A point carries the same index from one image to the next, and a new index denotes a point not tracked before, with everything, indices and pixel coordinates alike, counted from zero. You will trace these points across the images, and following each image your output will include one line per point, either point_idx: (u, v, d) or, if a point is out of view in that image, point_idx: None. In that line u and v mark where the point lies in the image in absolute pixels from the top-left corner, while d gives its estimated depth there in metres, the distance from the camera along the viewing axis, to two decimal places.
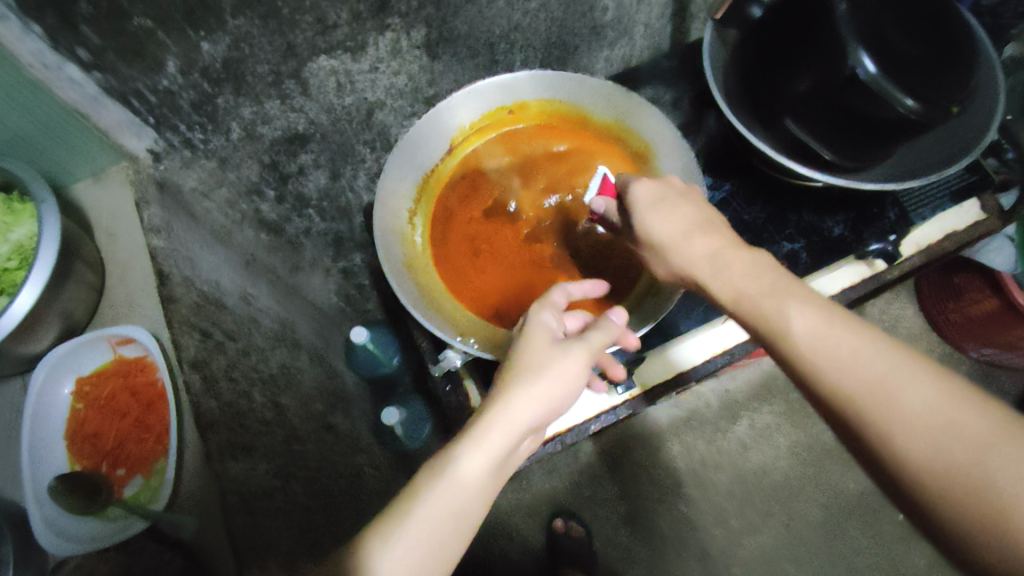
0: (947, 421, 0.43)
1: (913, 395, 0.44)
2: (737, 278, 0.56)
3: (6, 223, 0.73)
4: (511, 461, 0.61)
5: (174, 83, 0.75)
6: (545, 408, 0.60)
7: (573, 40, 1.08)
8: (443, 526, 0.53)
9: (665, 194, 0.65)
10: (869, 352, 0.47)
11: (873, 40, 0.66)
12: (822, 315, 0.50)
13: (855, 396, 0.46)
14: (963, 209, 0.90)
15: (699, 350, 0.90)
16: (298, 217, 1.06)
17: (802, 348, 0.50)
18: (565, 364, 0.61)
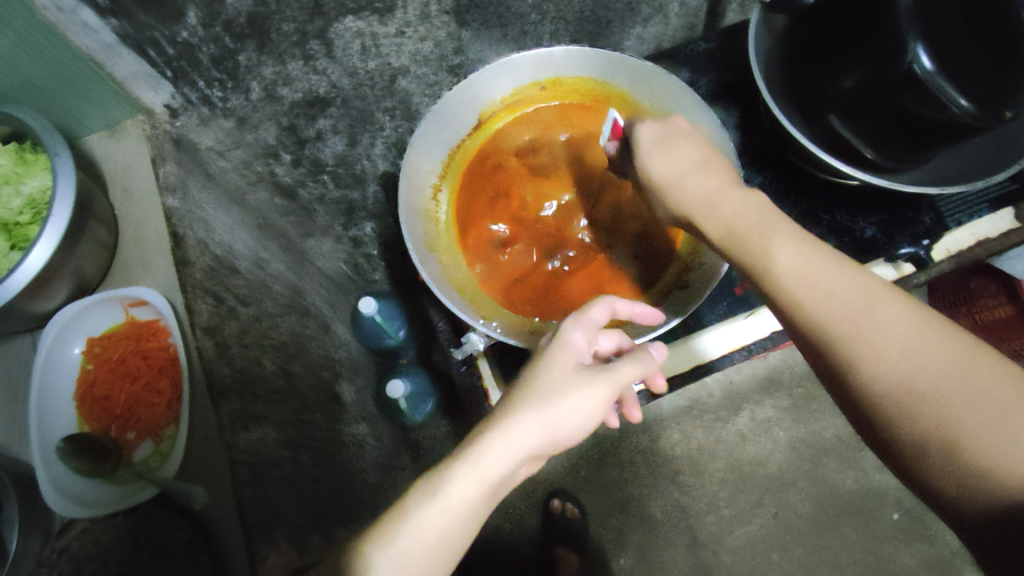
0: (921, 355, 0.44)
1: (892, 332, 0.46)
2: (730, 214, 0.56)
3: (18, 174, 0.71)
4: (508, 483, 0.58)
5: (195, 35, 0.72)
6: (556, 439, 0.55)
7: (607, 14, 1.04)
8: (427, 553, 0.52)
9: (669, 132, 0.63)
10: (853, 291, 0.48)
11: (932, 34, 0.63)
12: (811, 252, 0.51)
13: (836, 332, 0.47)
14: (999, 216, 0.89)
15: (718, 344, 0.89)
16: (312, 182, 1.00)
17: (786, 285, 0.50)
18: (585, 397, 0.55)
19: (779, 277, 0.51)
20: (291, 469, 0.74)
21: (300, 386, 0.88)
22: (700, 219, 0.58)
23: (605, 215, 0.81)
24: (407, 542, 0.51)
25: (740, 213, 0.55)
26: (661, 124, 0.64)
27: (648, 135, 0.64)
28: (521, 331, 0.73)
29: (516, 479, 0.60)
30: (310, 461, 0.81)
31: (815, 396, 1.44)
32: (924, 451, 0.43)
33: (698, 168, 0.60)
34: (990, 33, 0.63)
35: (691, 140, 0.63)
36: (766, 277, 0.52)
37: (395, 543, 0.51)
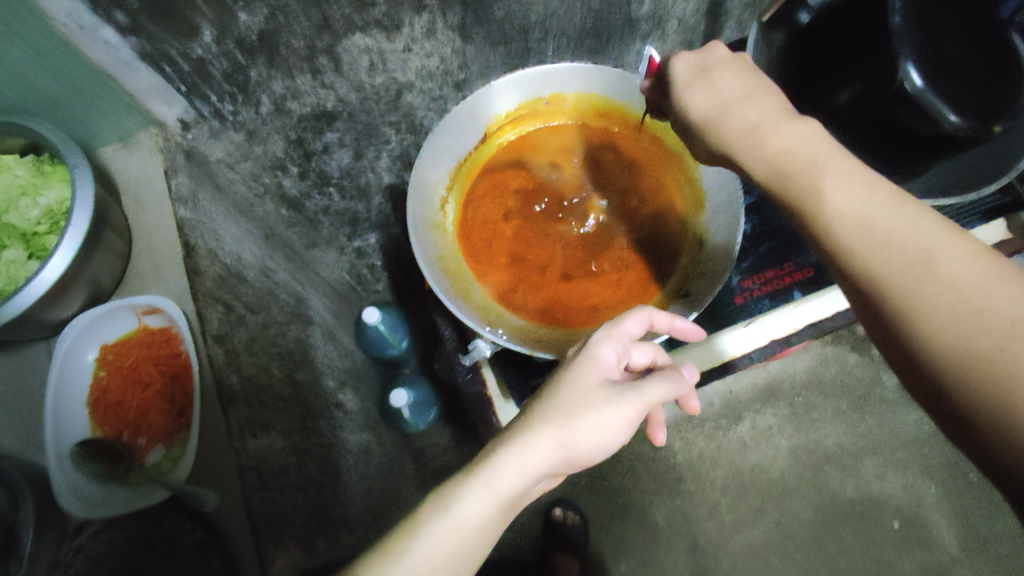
0: (975, 302, 0.45)
1: (947, 278, 0.46)
2: (781, 149, 0.55)
3: (37, 185, 0.73)
4: (525, 498, 0.58)
5: (208, 51, 0.74)
6: (577, 453, 0.56)
7: (607, 30, 1.06)
8: (438, 568, 0.52)
9: (712, 63, 0.61)
10: (907, 236, 0.48)
11: (919, 52, 0.65)
12: (865, 193, 0.51)
13: (891, 277, 0.48)
14: (991, 226, 0.91)
15: (731, 345, 0.88)
16: (318, 194, 1.05)
17: (840, 226, 0.51)
18: (608, 414, 0.56)
19: (831, 217, 0.51)
20: (297, 475, 0.77)
21: (305, 392, 0.89)
22: (748, 153, 0.57)
23: (607, 227, 0.84)
24: (423, 550, 0.52)
25: (789, 149, 0.55)
26: (701, 56, 0.62)
27: (687, 70, 0.62)
28: (526, 338, 0.74)
29: (537, 492, 0.61)
30: (316, 467, 0.83)
31: (815, 405, 1.45)
32: (970, 397, 0.43)
33: (742, 99, 0.59)
34: (983, 46, 0.68)
35: (735, 70, 0.61)
36: (816, 216, 0.52)
37: (413, 549, 0.52)
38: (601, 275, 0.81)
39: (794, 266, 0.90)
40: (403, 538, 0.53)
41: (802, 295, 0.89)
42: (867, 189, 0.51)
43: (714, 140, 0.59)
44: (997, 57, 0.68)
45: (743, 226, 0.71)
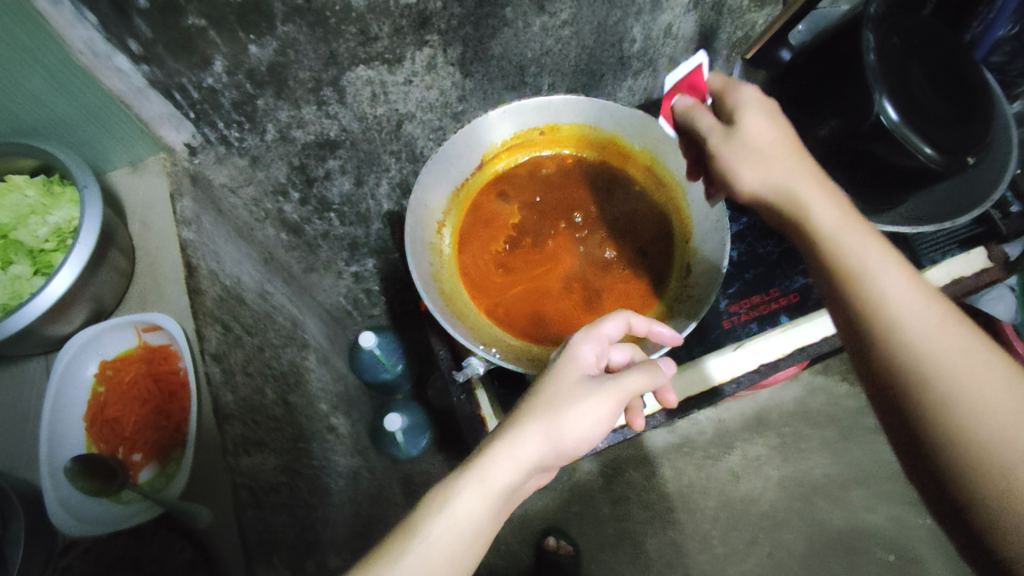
0: (993, 386, 0.47)
1: (981, 374, 0.48)
2: (833, 220, 0.55)
3: (46, 205, 0.75)
4: (516, 498, 0.59)
5: (219, 81, 0.78)
6: (561, 448, 0.58)
7: (600, 68, 1.11)
8: (436, 570, 0.52)
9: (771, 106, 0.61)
10: (947, 325, 0.50)
11: (896, 89, 0.67)
12: (910, 277, 0.52)
13: (930, 361, 0.49)
14: (971, 255, 0.94)
15: (718, 372, 0.89)
16: (318, 220, 1.07)
17: (887, 303, 0.51)
18: (587, 405, 0.58)
19: (878, 291, 0.52)
20: (288, 495, 0.77)
21: (298, 414, 0.90)
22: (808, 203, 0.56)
23: (599, 252, 0.86)
24: (422, 556, 0.52)
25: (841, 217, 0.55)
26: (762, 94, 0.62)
27: (753, 99, 0.61)
28: (519, 357, 0.76)
29: (523, 493, 0.62)
30: (306, 488, 0.83)
31: (805, 434, 1.46)
32: (979, 485, 0.46)
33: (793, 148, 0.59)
34: (957, 84, 0.72)
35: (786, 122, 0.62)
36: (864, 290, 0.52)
37: (415, 557, 0.52)
38: (594, 295, 0.84)
39: (779, 292, 0.93)
40: (400, 547, 0.53)
41: (789, 318, 0.92)
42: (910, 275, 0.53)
43: (764, 178, 0.58)
44: (971, 94, 0.72)
45: (728, 250, 0.74)
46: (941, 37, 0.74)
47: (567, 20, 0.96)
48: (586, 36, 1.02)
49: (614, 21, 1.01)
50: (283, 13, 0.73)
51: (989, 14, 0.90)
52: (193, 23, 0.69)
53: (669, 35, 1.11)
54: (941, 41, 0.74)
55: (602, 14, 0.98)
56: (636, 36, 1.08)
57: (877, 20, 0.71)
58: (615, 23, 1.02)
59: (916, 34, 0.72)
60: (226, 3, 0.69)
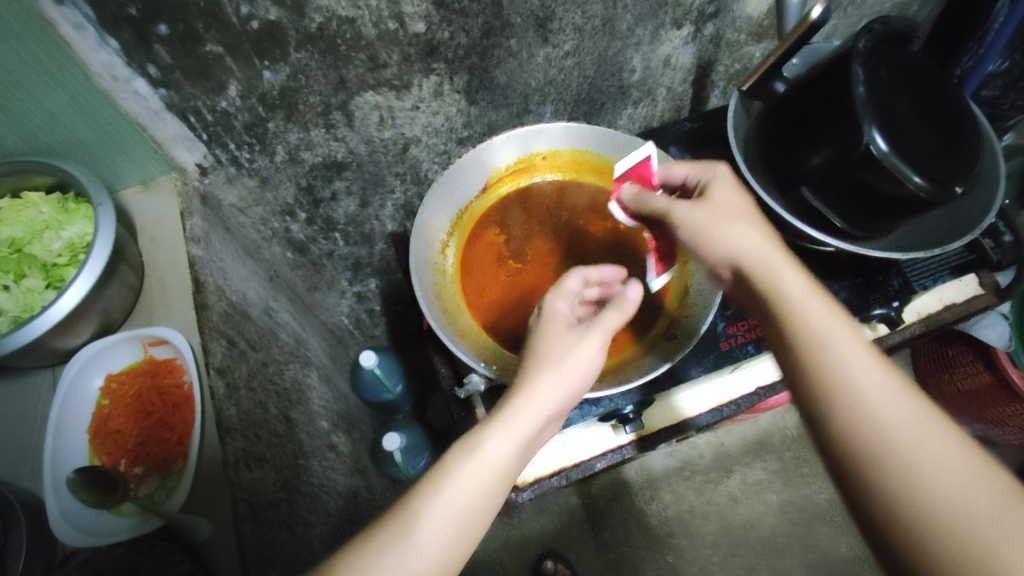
0: (946, 460, 0.47)
1: (935, 452, 0.48)
2: (798, 290, 0.58)
3: (60, 221, 0.76)
4: (535, 444, 0.64)
5: (232, 104, 0.81)
6: (567, 390, 0.64)
7: (601, 97, 1.14)
8: (470, 507, 0.56)
9: (741, 185, 0.69)
10: (905, 401, 0.51)
11: (884, 120, 0.70)
12: (863, 348, 0.54)
13: (886, 436, 0.49)
14: (964, 282, 0.97)
15: (690, 404, 0.93)
16: (323, 239, 1.10)
17: (848, 375, 0.52)
18: (582, 347, 0.66)
19: (839, 360, 0.53)
20: (286, 512, 0.78)
21: (299, 431, 0.90)
22: (768, 271, 0.60)
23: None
24: (448, 503, 0.55)
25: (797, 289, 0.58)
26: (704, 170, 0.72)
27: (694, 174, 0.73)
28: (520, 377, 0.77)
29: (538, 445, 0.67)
30: (305, 506, 0.83)
31: (804, 459, 1.46)
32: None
33: (737, 217, 0.65)
34: (945, 114, 0.75)
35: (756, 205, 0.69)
36: (818, 357, 0.54)
37: (442, 502, 0.55)
38: None
39: None
40: (420, 497, 0.56)
41: None
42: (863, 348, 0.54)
43: (716, 243, 0.64)
44: (958, 122, 0.74)
45: None
46: (929, 73, 0.77)
47: (569, 51, 1.00)
48: (587, 66, 1.05)
49: (615, 51, 1.05)
50: (296, 40, 0.76)
51: (979, 50, 0.96)
52: (211, 49, 0.73)
53: (668, 66, 1.15)
54: (928, 77, 0.77)
55: (603, 45, 1.02)
56: (636, 67, 1.11)
57: (866, 55, 0.74)
58: (615, 54, 1.05)
59: (904, 68, 0.76)
60: (242, 30, 0.72)
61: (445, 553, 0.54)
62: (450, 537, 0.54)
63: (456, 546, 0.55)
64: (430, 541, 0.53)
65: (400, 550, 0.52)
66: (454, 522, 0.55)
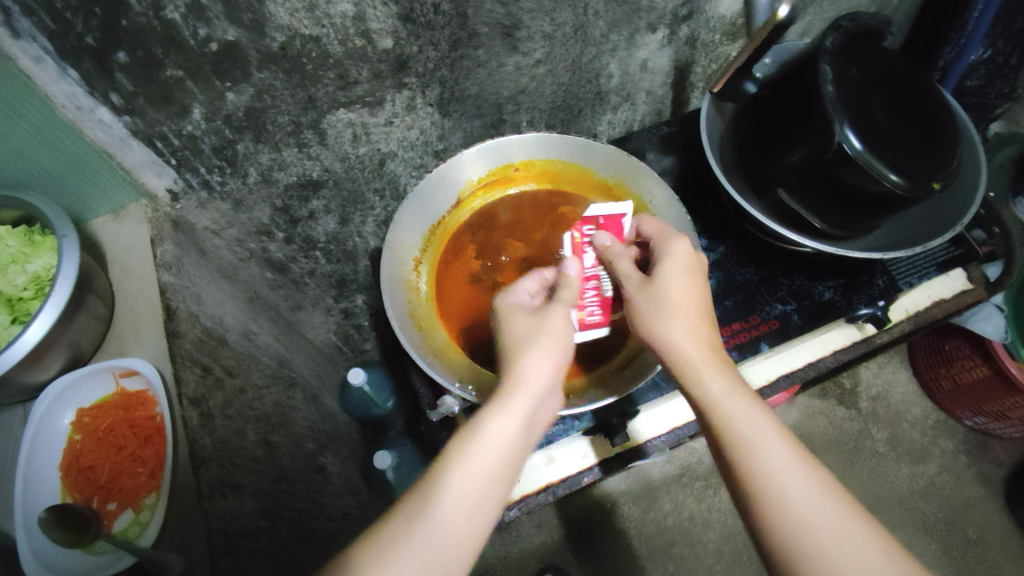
0: (867, 561, 0.51)
1: (858, 553, 0.51)
2: (722, 392, 0.60)
3: (26, 254, 0.76)
4: (540, 425, 0.65)
5: (198, 128, 0.79)
6: (555, 364, 0.65)
7: (578, 103, 1.13)
8: (479, 488, 0.57)
9: (694, 269, 0.69)
10: (829, 504, 0.54)
11: (857, 119, 0.68)
12: (790, 447, 0.57)
13: (813, 540, 0.52)
14: (950, 277, 0.94)
15: (648, 429, 0.90)
16: (304, 258, 1.08)
17: (774, 479, 0.55)
18: (552, 323, 0.68)
19: (765, 463, 0.56)
20: (267, 540, 0.75)
21: (282, 455, 0.89)
22: (697, 371, 0.62)
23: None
24: (464, 484, 0.57)
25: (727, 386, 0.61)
26: (666, 238, 0.72)
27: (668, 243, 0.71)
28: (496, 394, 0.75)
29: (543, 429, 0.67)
30: (288, 532, 0.82)
31: None
32: None
33: (682, 301, 0.66)
34: (919, 108, 0.74)
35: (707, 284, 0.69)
36: (748, 458, 0.57)
37: (459, 483, 0.57)
38: None
39: (759, 319, 0.88)
40: (441, 480, 0.57)
41: (769, 346, 0.87)
42: (791, 449, 0.57)
43: (654, 328, 0.65)
44: (932, 115, 0.73)
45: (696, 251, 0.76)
46: (902, 68, 0.76)
47: (541, 59, 0.98)
48: (561, 73, 1.04)
49: (589, 58, 1.04)
50: (258, 60, 0.75)
51: (960, 40, 0.95)
52: (172, 74, 0.71)
53: (646, 70, 1.13)
54: (901, 73, 0.75)
55: (576, 52, 1.01)
56: (613, 72, 1.10)
57: (835, 53, 0.73)
58: (591, 60, 1.04)
59: (875, 64, 0.74)
60: (202, 53, 0.71)
61: (460, 534, 0.56)
62: (465, 516, 0.56)
63: (470, 525, 0.56)
64: (446, 529, 0.55)
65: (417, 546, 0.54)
66: (470, 503, 0.57)
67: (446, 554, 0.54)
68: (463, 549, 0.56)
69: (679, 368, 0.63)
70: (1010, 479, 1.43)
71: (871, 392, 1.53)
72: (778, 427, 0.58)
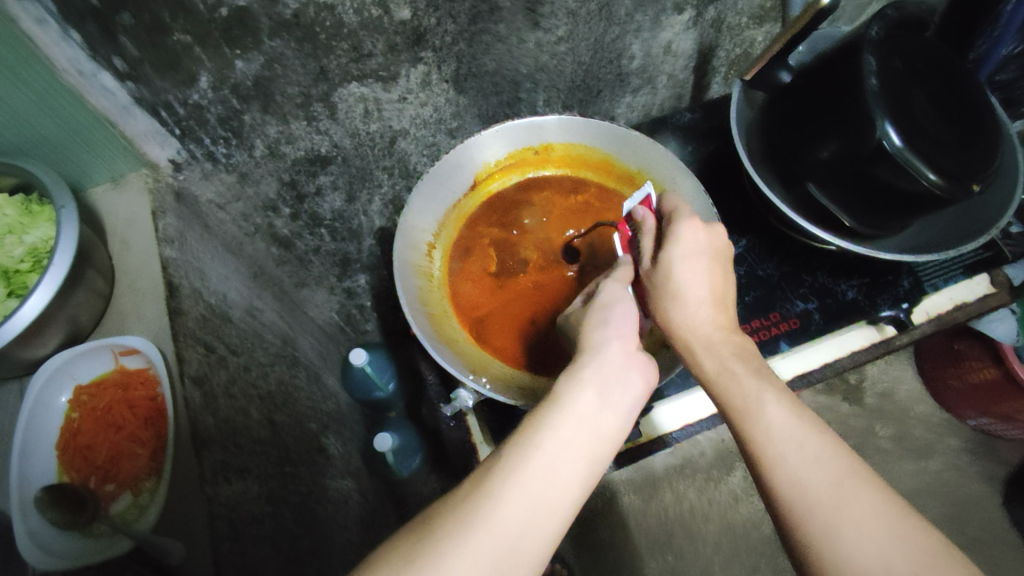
0: (864, 515, 0.48)
1: (856, 505, 0.48)
2: (719, 367, 0.60)
3: (23, 225, 0.73)
4: (625, 409, 0.60)
5: (205, 97, 0.76)
6: (622, 341, 0.63)
7: (597, 84, 1.09)
8: (553, 455, 0.54)
9: (702, 251, 0.66)
10: (829, 459, 0.51)
11: (898, 113, 0.65)
12: (791, 409, 0.55)
13: (810, 495, 0.50)
14: (974, 281, 0.92)
15: (670, 419, 0.88)
16: (310, 235, 1.05)
17: (771, 438, 0.54)
18: (614, 307, 0.67)
19: (761, 428, 0.55)
20: (271, 526, 0.74)
21: (285, 436, 0.87)
22: (695, 349, 0.62)
23: (576, 273, 0.84)
24: (539, 455, 0.54)
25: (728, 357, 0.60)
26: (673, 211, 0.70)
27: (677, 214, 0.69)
28: (510, 387, 0.73)
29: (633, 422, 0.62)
30: (292, 516, 0.80)
31: None
32: None
33: (689, 279, 0.65)
34: (963, 104, 0.70)
35: (720, 264, 0.66)
36: (748, 421, 0.55)
37: (535, 452, 0.54)
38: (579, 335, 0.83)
39: (780, 317, 0.87)
40: (516, 448, 0.54)
41: (789, 346, 0.86)
42: (793, 412, 0.55)
43: (661, 309, 0.66)
44: (975, 111, 0.70)
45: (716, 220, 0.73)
46: (946, 61, 0.72)
47: (563, 36, 0.95)
48: (582, 52, 1.00)
49: (612, 38, 1.00)
50: (270, 27, 0.71)
51: (993, 32, 0.86)
52: (178, 39, 0.68)
53: (669, 52, 1.09)
54: (947, 67, 0.72)
55: (599, 31, 0.97)
56: (635, 53, 1.06)
57: (878, 43, 0.69)
58: (613, 40, 1.00)
59: (919, 56, 0.71)
60: (211, 18, 0.67)
61: (537, 509, 0.51)
62: (540, 484, 0.52)
63: (547, 498, 0.52)
64: (519, 491, 0.51)
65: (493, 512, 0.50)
66: (547, 475, 0.53)
67: (526, 521, 0.50)
68: (546, 519, 0.51)
69: (685, 344, 0.63)
70: (1012, 480, 1.42)
71: (876, 389, 1.52)
72: (778, 389, 0.56)
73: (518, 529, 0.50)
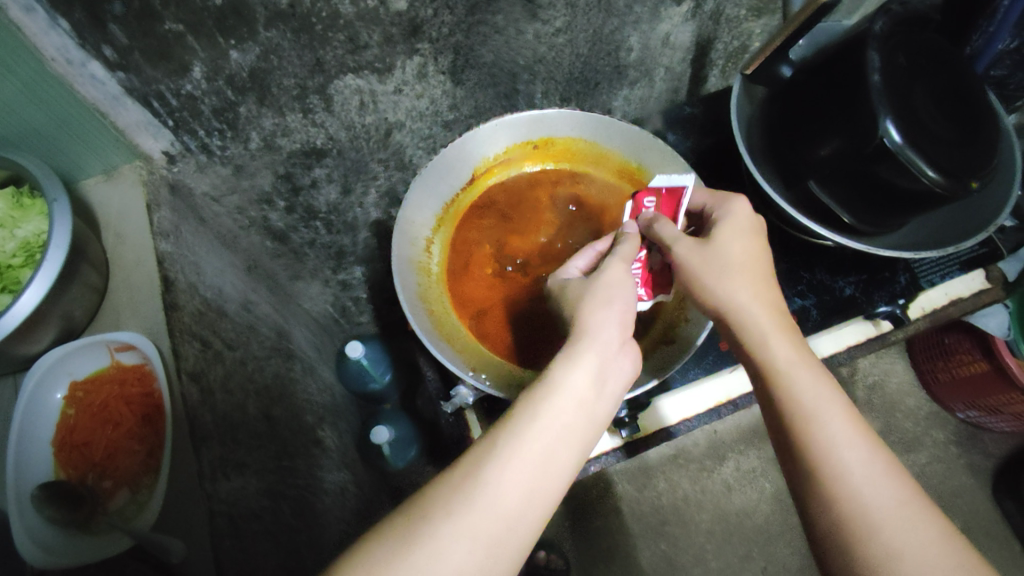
0: (925, 540, 0.49)
1: (919, 531, 0.50)
2: (790, 362, 0.58)
3: (14, 218, 0.71)
4: (614, 389, 0.59)
5: (199, 88, 0.75)
6: (620, 319, 0.62)
7: (595, 76, 1.09)
8: (547, 440, 0.54)
9: (749, 231, 0.66)
10: (891, 481, 0.52)
11: (900, 110, 0.65)
12: (855, 423, 0.55)
13: (875, 513, 0.50)
14: (971, 276, 0.92)
15: (669, 414, 0.89)
16: (304, 228, 1.04)
17: (836, 450, 0.53)
18: (613, 279, 0.64)
19: (827, 436, 0.54)
20: (270, 521, 0.74)
21: (282, 430, 0.87)
22: (756, 340, 0.60)
23: None
24: (534, 441, 0.53)
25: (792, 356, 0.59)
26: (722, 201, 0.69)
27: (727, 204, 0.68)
28: (509, 383, 0.73)
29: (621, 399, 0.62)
30: (291, 511, 0.80)
31: None
32: None
33: (746, 267, 0.63)
34: (964, 100, 0.70)
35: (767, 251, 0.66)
36: (812, 427, 0.55)
37: (530, 439, 0.53)
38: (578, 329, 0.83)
39: None
40: (511, 431, 0.54)
41: None
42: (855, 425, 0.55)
43: (713, 290, 0.63)
44: (976, 109, 0.70)
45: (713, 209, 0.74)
46: (948, 57, 0.72)
47: (561, 28, 0.94)
48: (580, 44, 0.99)
49: (610, 29, 0.99)
50: (266, 18, 0.70)
51: (988, 27, 0.83)
52: (171, 28, 0.66)
53: (667, 45, 1.09)
54: (949, 64, 0.72)
55: (598, 22, 0.96)
56: (633, 46, 1.05)
57: (881, 39, 0.69)
58: (612, 32, 0.99)
59: (921, 53, 0.71)
60: (205, 7, 0.66)
61: (531, 495, 0.52)
62: (534, 472, 0.52)
63: (540, 486, 0.52)
64: (514, 478, 0.51)
65: (486, 500, 0.50)
66: (543, 463, 0.53)
67: (521, 508, 0.51)
68: (537, 507, 0.52)
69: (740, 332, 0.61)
70: (999, 470, 1.45)
71: (866, 381, 1.54)
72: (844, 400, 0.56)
73: (511, 517, 0.50)
